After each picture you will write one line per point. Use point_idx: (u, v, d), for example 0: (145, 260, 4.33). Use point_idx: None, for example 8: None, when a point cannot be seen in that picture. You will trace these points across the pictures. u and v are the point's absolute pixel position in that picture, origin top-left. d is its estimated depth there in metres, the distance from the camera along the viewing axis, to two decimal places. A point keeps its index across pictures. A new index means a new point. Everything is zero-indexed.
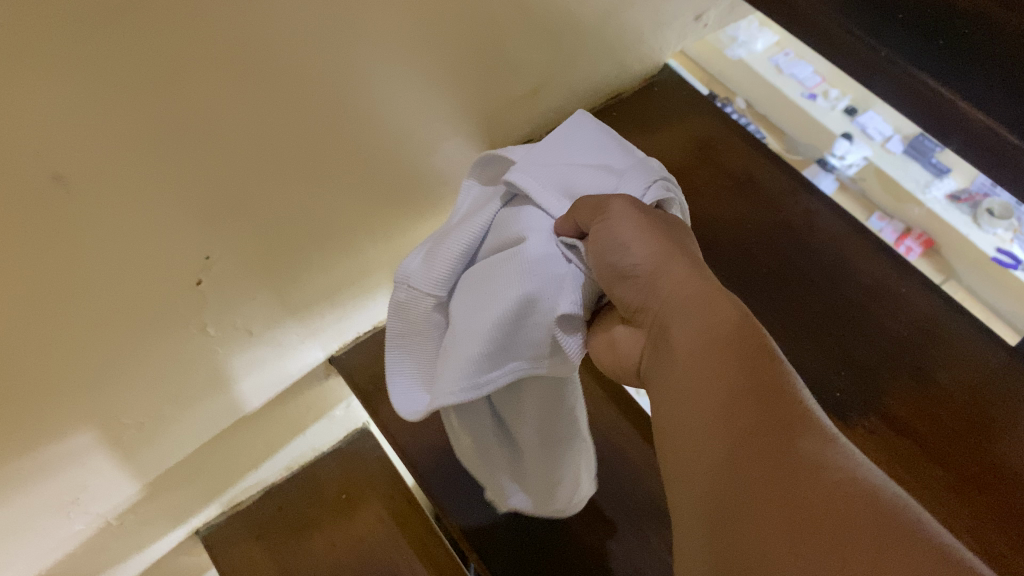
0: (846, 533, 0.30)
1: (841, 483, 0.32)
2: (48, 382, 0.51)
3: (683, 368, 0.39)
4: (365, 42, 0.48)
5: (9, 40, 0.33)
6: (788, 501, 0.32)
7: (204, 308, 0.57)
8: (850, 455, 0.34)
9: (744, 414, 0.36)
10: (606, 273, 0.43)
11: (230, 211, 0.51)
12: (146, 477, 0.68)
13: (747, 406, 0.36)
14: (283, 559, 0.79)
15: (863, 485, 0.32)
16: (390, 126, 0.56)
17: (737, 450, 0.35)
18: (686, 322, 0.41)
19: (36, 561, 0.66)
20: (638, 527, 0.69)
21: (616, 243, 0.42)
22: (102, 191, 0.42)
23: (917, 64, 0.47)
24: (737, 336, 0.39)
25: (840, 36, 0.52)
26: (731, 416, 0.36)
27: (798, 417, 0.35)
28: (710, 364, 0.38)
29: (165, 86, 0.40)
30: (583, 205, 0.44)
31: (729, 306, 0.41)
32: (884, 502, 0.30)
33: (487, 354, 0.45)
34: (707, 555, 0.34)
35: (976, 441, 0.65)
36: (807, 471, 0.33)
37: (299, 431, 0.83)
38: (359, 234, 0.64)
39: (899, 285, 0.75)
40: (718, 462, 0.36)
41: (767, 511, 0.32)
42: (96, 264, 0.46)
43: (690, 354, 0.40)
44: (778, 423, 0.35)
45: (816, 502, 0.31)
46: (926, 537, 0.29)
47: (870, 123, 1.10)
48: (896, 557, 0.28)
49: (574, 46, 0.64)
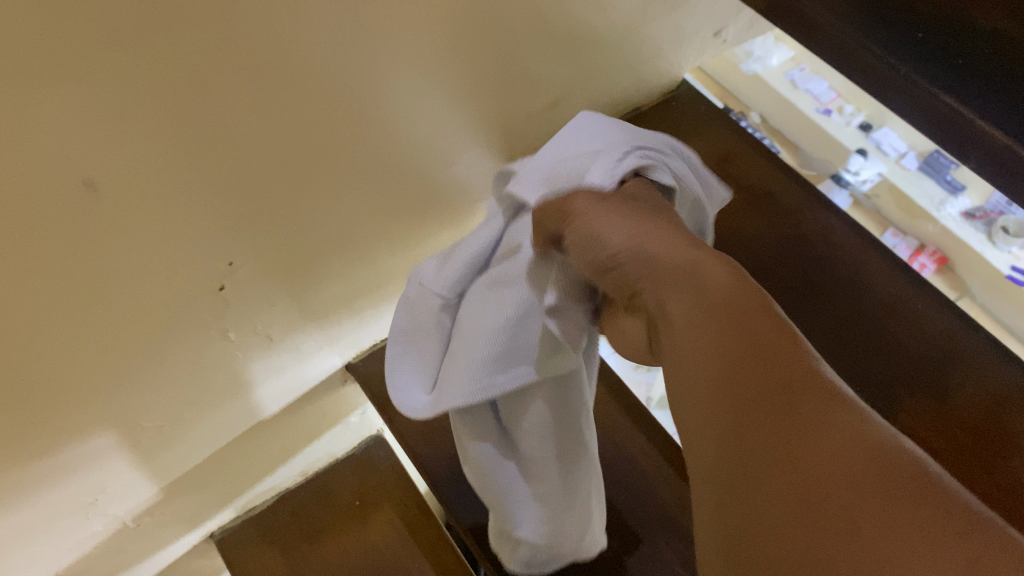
0: (853, 500, 0.25)
1: (857, 449, 0.26)
2: (73, 383, 0.52)
3: (681, 347, 0.33)
4: (390, 54, 0.49)
5: (45, 49, 0.33)
6: (793, 470, 0.26)
7: (226, 314, 0.58)
8: (857, 407, 0.28)
9: (737, 364, 0.31)
10: (587, 262, 0.41)
11: (254, 218, 0.52)
12: (163, 480, 0.69)
13: (744, 360, 0.31)
14: (296, 563, 0.79)
15: (881, 447, 0.26)
16: (413, 136, 0.57)
17: (733, 412, 0.30)
18: (679, 299, 0.35)
19: (54, 561, 0.67)
20: (652, 540, 0.70)
21: (588, 236, 0.40)
22: (129, 197, 0.43)
23: (922, 73, 0.43)
24: (735, 295, 0.33)
25: (852, 44, 0.47)
26: (728, 378, 0.31)
27: (805, 375, 0.29)
28: (702, 328, 0.33)
29: (194, 95, 0.41)
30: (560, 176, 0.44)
31: (723, 273, 0.35)
32: (901, 465, 0.25)
33: (495, 355, 0.48)
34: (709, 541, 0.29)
35: (993, 459, 0.65)
36: (810, 434, 0.27)
37: (314, 437, 0.84)
38: (379, 242, 0.65)
39: (916, 301, 0.74)
40: (706, 421, 0.31)
41: (769, 484, 0.27)
42: (123, 269, 0.47)
43: (685, 334, 0.33)
44: (776, 380, 0.29)
45: (823, 471, 0.26)
46: (948, 499, 0.24)
47: (885, 139, 1.08)
48: (910, 526, 0.23)
49: (595, 60, 0.65)
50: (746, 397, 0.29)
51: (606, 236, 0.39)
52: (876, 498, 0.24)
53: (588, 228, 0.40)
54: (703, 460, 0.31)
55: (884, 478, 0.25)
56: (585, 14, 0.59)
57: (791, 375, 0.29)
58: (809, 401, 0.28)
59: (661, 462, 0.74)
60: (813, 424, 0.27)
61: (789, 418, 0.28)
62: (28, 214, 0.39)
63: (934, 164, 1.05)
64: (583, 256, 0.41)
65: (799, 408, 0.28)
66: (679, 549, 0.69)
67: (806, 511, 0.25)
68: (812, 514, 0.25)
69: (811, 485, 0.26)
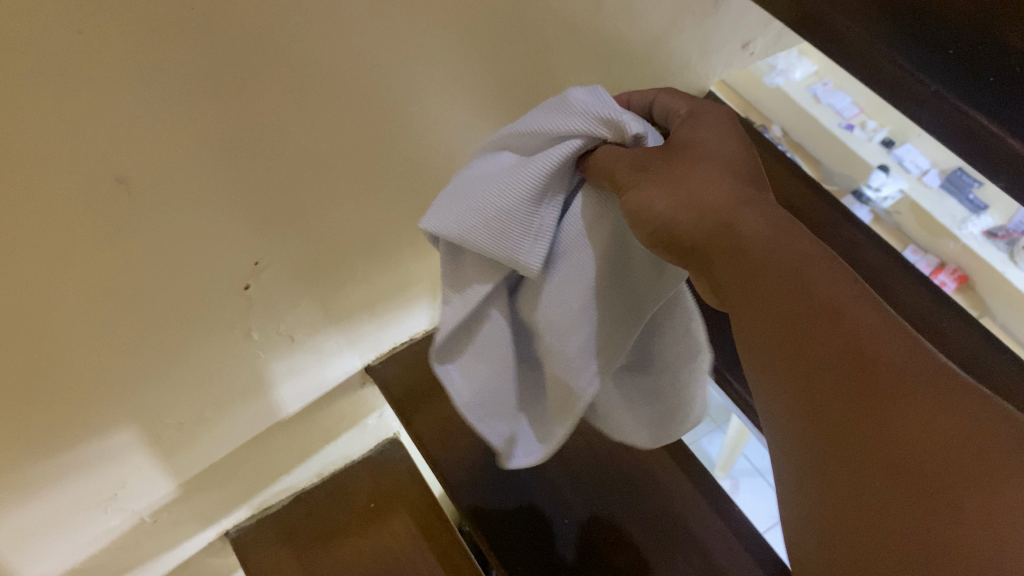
0: (944, 482, 0.29)
1: (933, 421, 0.30)
2: (98, 378, 0.53)
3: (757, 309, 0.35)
4: (423, 60, 0.49)
5: (86, 44, 0.34)
6: (885, 458, 0.31)
7: (251, 313, 0.58)
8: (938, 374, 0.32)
9: (818, 344, 0.33)
10: (642, 235, 0.39)
11: (282, 219, 0.52)
12: (182, 477, 0.69)
13: (813, 338, 0.33)
14: (310, 564, 0.79)
15: (954, 413, 0.30)
16: (441, 142, 0.57)
17: (812, 392, 0.33)
18: (752, 233, 0.36)
19: (72, 554, 0.67)
20: (669, 553, 0.69)
21: (638, 205, 0.38)
22: (162, 194, 0.43)
23: (957, 95, 0.42)
24: (792, 251, 0.35)
25: (879, 63, 0.46)
26: (800, 352, 0.34)
27: (868, 340, 0.33)
28: (768, 292, 0.35)
29: (229, 94, 0.41)
30: (606, 170, 0.40)
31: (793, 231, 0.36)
32: (974, 427, 0.30)
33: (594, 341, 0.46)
34: (805, 508, 0.34)
35: None
36: (900, 412, 0.31)
37: (333, 438, 0.84)
38: (404, 248, 0.65)
39: (937, 318, 0.71)
40: (789, 397, 0.34)
41: (863, 470, 0.31)
42: (152, 265, 0.47)
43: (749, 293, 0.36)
44: (851, 357, 0.32)
45: (913, 454, 0.30)
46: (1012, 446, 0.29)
47: (907, 156, 1.09)
48: (1001, 500, 0.28)
49: (623, 71, 0.65)
50: (831, 382, 0.33)
51: (653, 204, 0.38)
52: (968, 467, 0.29)
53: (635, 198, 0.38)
54: (794, 431, 0.34)
55: (977, 446, 0.29)
56: (616, 25, 0.59)
57: (867, 344, 0.32)
58: (889, 374, 0.31)
59: (680, 475, 0.74)
60: (902, 401, 0.31)
61: (875, 397, 0.31)
62: (62, 207, 0.40)
63: (957, 182, 1.05)
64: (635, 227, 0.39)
65: (884, 387, 0.31)
66: (696, 564, 0.68)
67: (916, 489, 0.30)
68: (923, 492, 0.30)
69: (914, 465, 0.30)
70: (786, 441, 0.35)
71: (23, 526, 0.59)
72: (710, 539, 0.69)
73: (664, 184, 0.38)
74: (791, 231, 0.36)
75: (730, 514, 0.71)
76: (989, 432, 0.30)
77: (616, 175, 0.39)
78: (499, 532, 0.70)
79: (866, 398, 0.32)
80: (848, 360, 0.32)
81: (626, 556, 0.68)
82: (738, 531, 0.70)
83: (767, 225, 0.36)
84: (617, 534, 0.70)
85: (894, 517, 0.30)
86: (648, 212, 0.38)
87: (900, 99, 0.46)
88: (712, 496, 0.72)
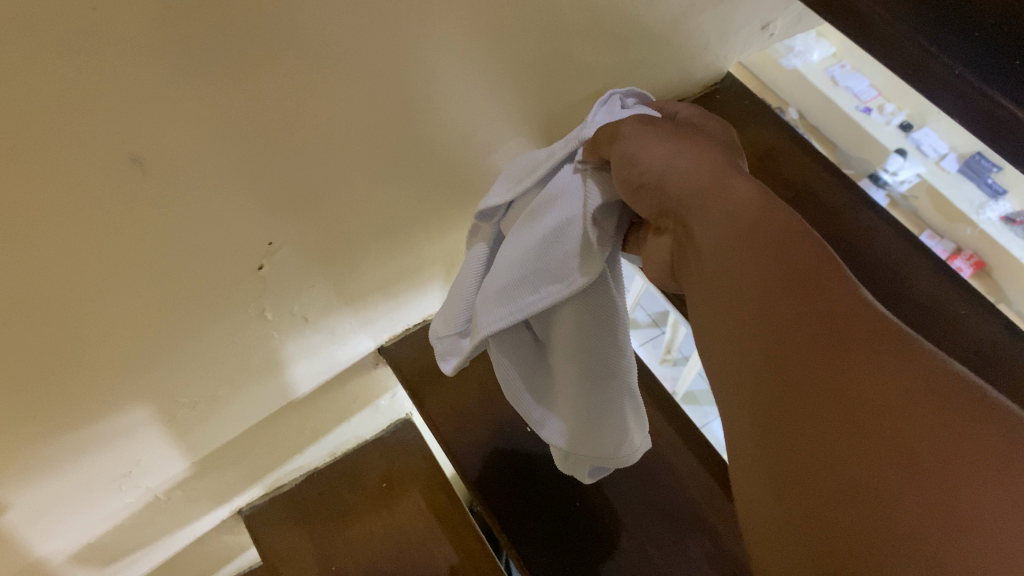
0: (904, 429, 0.27)
1: (897, 374, 0.28)
2: (112, 359, 0.53)
3: (719, 254, 0.35)
4: (438, 40, 0.48)
5: (99, 24, 0.34)
6: (841, 403, 0.29)
7: (264, 294, 0.58)
8: (909, 338, 0.30)
9: (781, 309, 0.32)
10: (621, 183, 0.41)
11: (297, 200, 0.52)
12: (195, 456, 0.70)
13: (784, 295, 0.32)
14: (323, 543, 0.80)
15: (919, 365, 0.29)
16: (455, 122, 0.56)
17: (774, 344, 0.32)
18: (706, 216, 0.36)
19: (87, 531, 0.68)
20: (680, 539, 0.69)
21: (629, 154, 0.39)
22: (175, 173, 0.43)
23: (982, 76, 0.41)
24: (762, 216, 0.35)
25: (898, 43, 0.45)
26: (767, 308, 0.32)
27: (836, 299, 0.31)
28: (736, 251, 0.34)
29: (243, 75, 0.41)
30: (600, 134, 0.42)
31: (746, 185, 0.36)
32: (938, 380, 0.28)
33: (504, 288, 0.47)
34: (755, 475, 0.31)
35: None
36: (861, 368, 0.29)
37: (346, 418, 0.84)
38: (418, 229, 0.65)
39: (958, 307, 0.70)
40: (750, 352, 0.32)
41: (820, 419, 0.29)
42: (166, 245, 0.47)
43: (713, 247, 0.35)
44: (817, 312, 0.31)
45: (875, 405, 0.28)
46: (977, 402, 0.27)
47: (926, 139, 1.07)
48: (957, 447, 0.26)
49: (640, 53, 0.64)
50: (798, 335, 0.31)
51: (645, 153, 0.39)
52: (940, 426, 0.27)
53: (630, 145, 0.39)
54: (746, 391, 0.32)
55: (938, 408, 0.27)
56: (634, 6, 0.58)
57: (839, 312, 0.31)
58: (856, 332, 0.30)
59: (691, 458, 0.74)
60: (865, 356, 0.29)
61: (839, 352, 0.30)
62: (74, 188, 0.39)
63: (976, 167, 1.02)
64: (619, 175, 0.40)
65: (849, 341, 0.30)
66: (708, 550, 0.68)
67: (875, 446, 0.27)
68: (887, 448, 0.27)
69: (884, 426, 0.27)
70: (739, 407, 0.33)
71: (38, 506, 0.60)
72: (723, 526, 0.69)
73: (663, 142, 0.39)
74: (775, 204, 0.36)
75: None
76: (963, 406, 0.27)
77: (621, 127, 0.41)
78: (517, 521, 0.69)
79: (831, 348, 0.30)
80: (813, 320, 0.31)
81: (638, 540, 0.68)
82: None
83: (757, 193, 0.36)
84: (631, 519, 0.70)
85: (853, 475, 0.27)
86: (642, 157, 0.39)
87: (918, 80, 0.45)
88: (725, 483, 0.72)
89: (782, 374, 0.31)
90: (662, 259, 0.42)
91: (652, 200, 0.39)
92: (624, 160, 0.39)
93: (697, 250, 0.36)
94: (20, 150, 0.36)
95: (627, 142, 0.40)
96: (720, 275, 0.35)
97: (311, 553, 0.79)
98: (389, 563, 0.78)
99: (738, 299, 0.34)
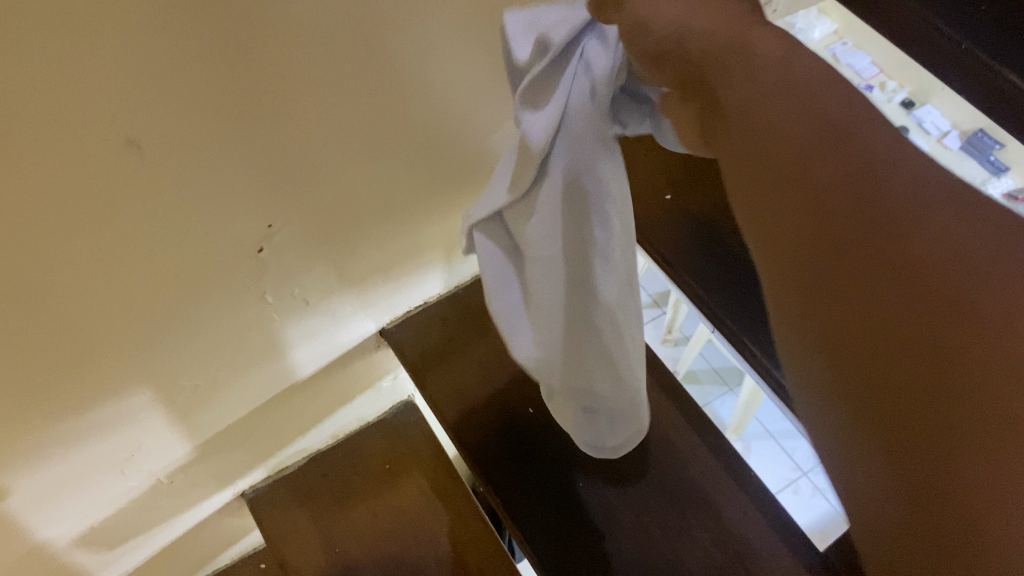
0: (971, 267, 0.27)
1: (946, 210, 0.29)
2: (113, 342, 0.52)
3: (754, 123, 0.32)
4: (437, 18, 0.48)
5: (93, 5, 0.33)
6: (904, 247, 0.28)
7: (265, 276, 0.58)
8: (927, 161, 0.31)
9: (828, 162, 0.30)
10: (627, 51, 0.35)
11: (295, 182, 0.52)
12: (197, 439, 0.69)
13: (827, 143, 0.30)
14: (327, 525, 0.80)
15: (960, 194, 0.29)
16: (454, 101, 0.56)
17: (822, 191, 0.30)
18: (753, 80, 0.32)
19: (90, 515, 0.68)
20: (684, 520, 0.68)
21: (639, 19, 0.34)
22: (172, 156, 0.43)
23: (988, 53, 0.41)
24: (810, 75, 0.32)
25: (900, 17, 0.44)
26: (812, 157, 0.30)
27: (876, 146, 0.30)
28: (779, 105, 0.32)
29: (240, 57, 0.40)
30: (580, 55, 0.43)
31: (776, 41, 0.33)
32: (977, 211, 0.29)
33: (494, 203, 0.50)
34: (811, 334, 0.29)
35: None
36: (910, 201, 0.29)
37: (348, 401, 0.84)
38: (418, 210, 0.65)
39: None
40: (796, 207, 0.30)
41: (883, 266, 0.28)
42: (163, 228, 0.47)
43: (742, 105, 0.32)
44: (857, 160, 0.30)
45: (933, 253, 0.28)
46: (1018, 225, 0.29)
47: (926, 117, 1.11)
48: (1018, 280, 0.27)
49: None
50: (848, 184, 0.30)
51: (658, 10, 0.34)
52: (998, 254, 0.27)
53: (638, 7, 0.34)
54: (793, 251, 0.30)
55: (985, 229, 0.28)
56: None
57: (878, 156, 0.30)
58: (900, 174, 0.29)
59: (694, 438, 0.73)
60: (909, 217, 0.29)
61: (889, 228, 0.28)
62: (73, 172, 0.39)
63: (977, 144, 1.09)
64: (630, 48, 0.35)
65: (895, 190, 0.29)
66: (712, 530, 0.68)
67: (939, 284, 0.27)
68: (954, 287, 0.27)
69: (930, 295, 0.27)
70: (784, 262, 0.30)
71: (41, 490, 0.60)
72: (727, 507, 0.69)
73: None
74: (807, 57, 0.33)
75: (747, 483, 0.70)
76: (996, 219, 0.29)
77: None
78: (519, 502, 0.70)
79: (872, 217, 0.29)
80: (851, 180, 0.30)
81: (641, 521, 0.68)
82: (757, 500, 0.69)
83: (780, 45, 0.33)
84: (635, 499, 0.70)
85: (894, 348, 0.27)
86: (652, 18, 0.34)
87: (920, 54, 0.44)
88: (729, 463, 0.71)
89: (823, 245, 0.29)
90: (693, 131, 0.36)
91: (674, 69, 0.34)
92: (631, 22, 0.34)
93: (724, 117, 0.33)
94: (18, 135, 0.35)
95: (636, 2, 0.34)
96: (751, 136, 0.32)
97: (314, 535, 0.80)
98: (394, 545, 0.78)
99: (784, 153, 0.31)
